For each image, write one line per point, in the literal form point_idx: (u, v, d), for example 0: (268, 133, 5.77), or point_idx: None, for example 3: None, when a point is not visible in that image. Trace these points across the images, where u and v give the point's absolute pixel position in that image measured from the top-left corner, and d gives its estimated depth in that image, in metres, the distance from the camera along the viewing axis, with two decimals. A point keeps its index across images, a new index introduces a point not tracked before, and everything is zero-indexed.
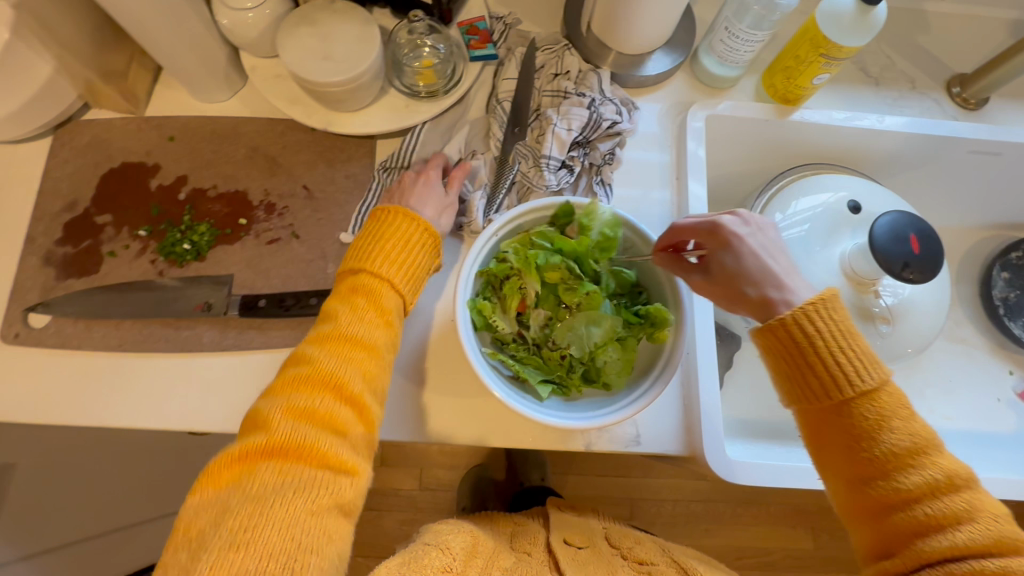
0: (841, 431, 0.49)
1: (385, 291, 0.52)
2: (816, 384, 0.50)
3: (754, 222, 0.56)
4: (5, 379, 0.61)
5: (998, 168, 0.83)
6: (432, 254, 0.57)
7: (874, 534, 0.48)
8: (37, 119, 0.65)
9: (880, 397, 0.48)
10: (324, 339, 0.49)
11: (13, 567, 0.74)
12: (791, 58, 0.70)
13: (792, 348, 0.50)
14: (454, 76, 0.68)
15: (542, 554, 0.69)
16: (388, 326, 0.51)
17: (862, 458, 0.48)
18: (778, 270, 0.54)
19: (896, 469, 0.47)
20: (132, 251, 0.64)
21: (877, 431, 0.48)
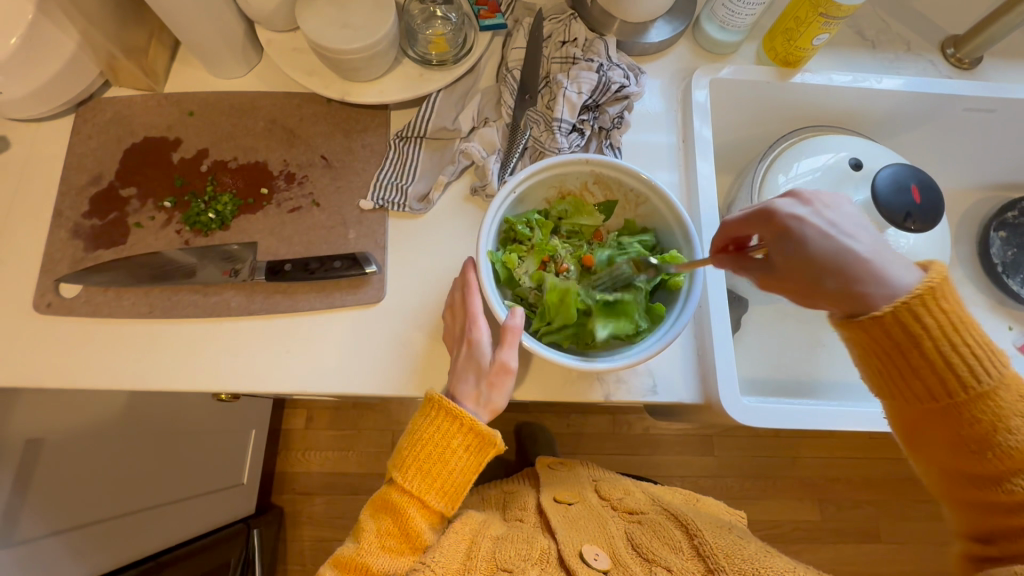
0: (947, 429, 0.47)
1: (417, 515, 0.55)
2: (922, 384, 0.47)
3: (819, 200, 0.50)
4: (39, 348, 0.62)
5: (992, 126, 0.86)
6: (477, 456, 0.55)
7: (972, 523, 0.47)
8: (62, 97, 0.67)
9: (999, 396, 0.45)
10: (343, 567, 0.54)
11: (44, 543, 0.74)
12: (791, 20, 0.72)
13: (891, 346, 0.47)
14: (465, 44, 0.70)
15: (534, 517, 0.67)
16: (414, 552, 0.54)
17: (970, 458, 0.46)
18: (863, 254, 0.48)
19: (1011, 471, 0.45)
20: (158, 222, 0.66)
21: (993, 431, 0.45)
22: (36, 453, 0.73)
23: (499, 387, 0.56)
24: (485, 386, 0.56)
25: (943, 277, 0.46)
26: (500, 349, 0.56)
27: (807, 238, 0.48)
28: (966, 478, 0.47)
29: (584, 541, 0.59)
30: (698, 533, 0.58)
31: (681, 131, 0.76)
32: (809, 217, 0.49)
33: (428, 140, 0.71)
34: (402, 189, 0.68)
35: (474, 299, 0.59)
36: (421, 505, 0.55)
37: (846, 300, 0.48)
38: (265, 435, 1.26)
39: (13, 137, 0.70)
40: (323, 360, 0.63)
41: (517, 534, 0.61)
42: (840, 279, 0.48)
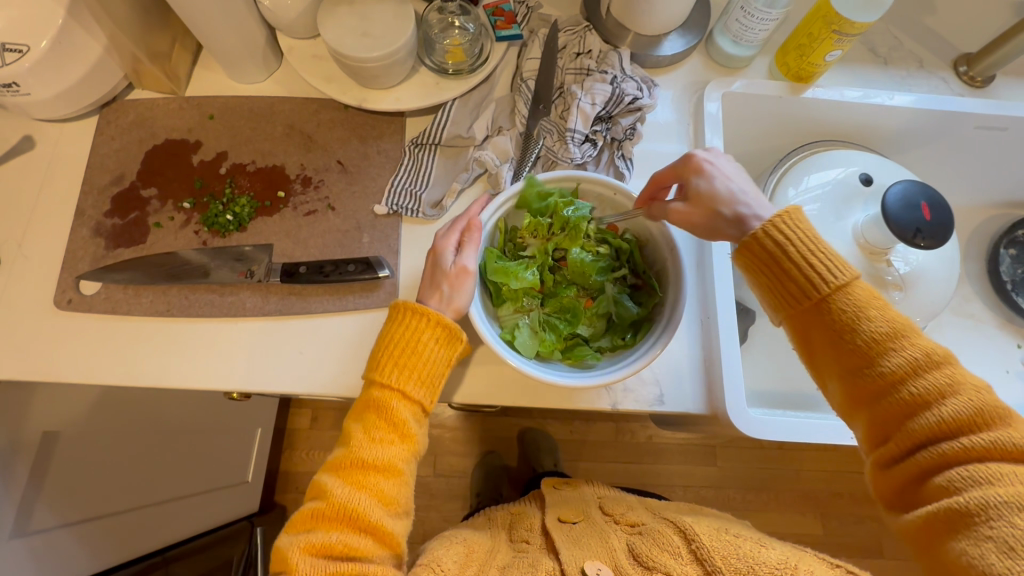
0: (822, 329, 0.51)
1: (401, 405, 0.55)
2: (794, 286, 0.52)
3: (720, 154, 0.60)
4: (57, 343, 0.64)
5: (1004, 144, 0.86)
6: (448, 349, 0.57)
7: (870, 421, 0.49)
8: (87, 98, 0.69)
9: (852, 291, 0.50)
10: (339, 469, 0.53)
11: (54, 534, 0.75)
12: (804, 36, 0.72)
13: (764, 255, 0.53)
14: (481, 54, 0.72)
15: (538, 539, 0.67)
16: (404, 441, 0.54)
17: (846, 351, 0.50)
18: (747, 193, 0.56)
19: (881, 355, 0.48)
20: (178, 222, 0.68)
21: (853, 322, 0.49)
22: (50, 447, 0.75)
23: (460, 288, 0.57)
24: (447, 288, 0.57)
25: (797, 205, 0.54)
26: (461, 255, 0.58)
27: (715, 172, 0.57)
28: (852, 379, 0.50)
29: (587, 557, 0.60)
30: (696, 536, 0.58)
31: (693, 144, 0.77)
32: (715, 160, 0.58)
33: (443, 147, 0.72)
34: (416, 195, 0.69)
35: (460, 221, 0.60)
36: (402, 396, 0.55)
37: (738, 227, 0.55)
38: (270, 433, 1.27)
39: (38, 137, 0.72)
40: (335, 361, 0.64)
41: (521, 561, 0.61)
42: (728, 210, 0.56)
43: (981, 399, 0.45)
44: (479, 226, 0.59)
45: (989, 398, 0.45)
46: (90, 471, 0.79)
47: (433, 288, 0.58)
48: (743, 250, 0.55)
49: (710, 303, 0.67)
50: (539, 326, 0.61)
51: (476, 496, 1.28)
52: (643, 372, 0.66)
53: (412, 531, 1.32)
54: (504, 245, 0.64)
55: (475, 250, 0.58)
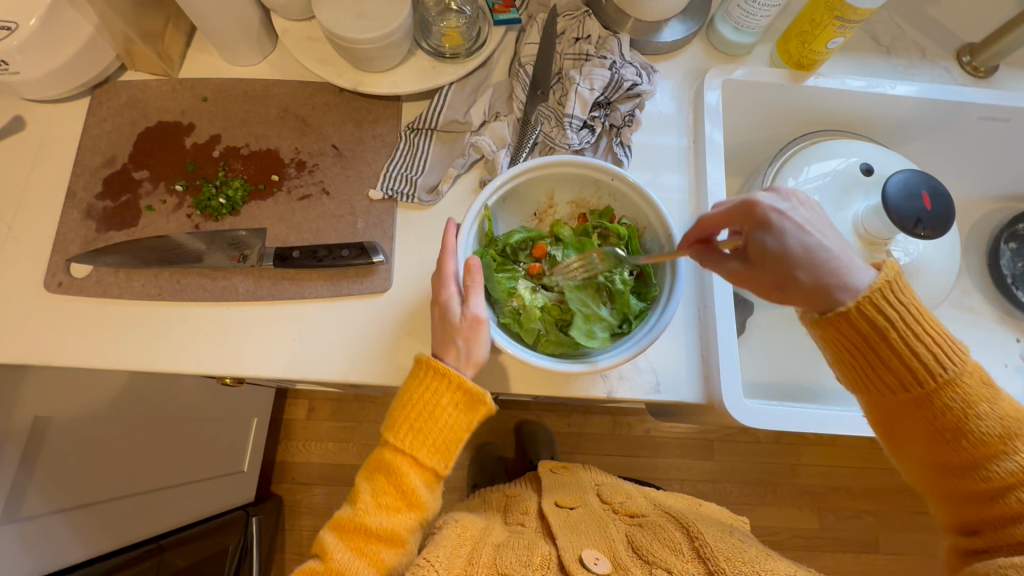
0: (921, 421, 0.47)
1: (411, 472, 0.53)
2: (892, 376, 0.47)
3: (795, 197, 0.50)
4: (47, 326, 0.63)
5: (1007, 135, 0.85)
6: (468, 414, 0.54)
7: (960, 514, 0.47)
8: (78, 79, 0.68)
9: (963, 385, 0.45)
10: (343, 530, 0.53)
11: (46, 520, 0.74)
12: (806, 22, 0.71)
13: (861, 340, 0.47)
14: (478, 39, 0.71)
15: (534, 521, 0.67)
16: (411, 510, 0.53)
17: (947, 448, 0.46)
18: (829, 252, 0.47)
19: (989, 457, 0.45)
20: (170, 205, 0.67)
21: (963, 420, 0.45)
22: (41, 432, 0.74)
23: (476, 340, 0.54)
24: (462, 342, 0.54)
25: (897, 275, 0.48)
26: (467, 305, 0.54)
27: (788, 230, 0.48)
28: (947, 470, 0.47)
29: (584, 545, 0.59)
30: (698, 535, 0.58)
31: (693, 135, 0.75)
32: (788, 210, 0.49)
33: (438, 132, 0.71)
34: (411, 180, 0.68)
35: (450, 262, 0.56)
36: (414, 463, 0.54)
37: (812, 295, 0.48)
38: (266, 423, 1.27)
39: (29, 118, 0.71)
40: (329, 347, 0.63)
41: (517, 540, 0.61)
42: (802, 273, 0.48)
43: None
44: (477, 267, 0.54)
45: None
46: (83, 457, 0.78)
47: (446, 344, 0.55)
48: (824, 323, 0.48)
49: (708, 293, 0.66)
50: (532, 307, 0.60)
51: (472, 487, 1.28)
52: (640, 360, 0.65)
53: None
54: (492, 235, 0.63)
55: (482, 295, 0.55)
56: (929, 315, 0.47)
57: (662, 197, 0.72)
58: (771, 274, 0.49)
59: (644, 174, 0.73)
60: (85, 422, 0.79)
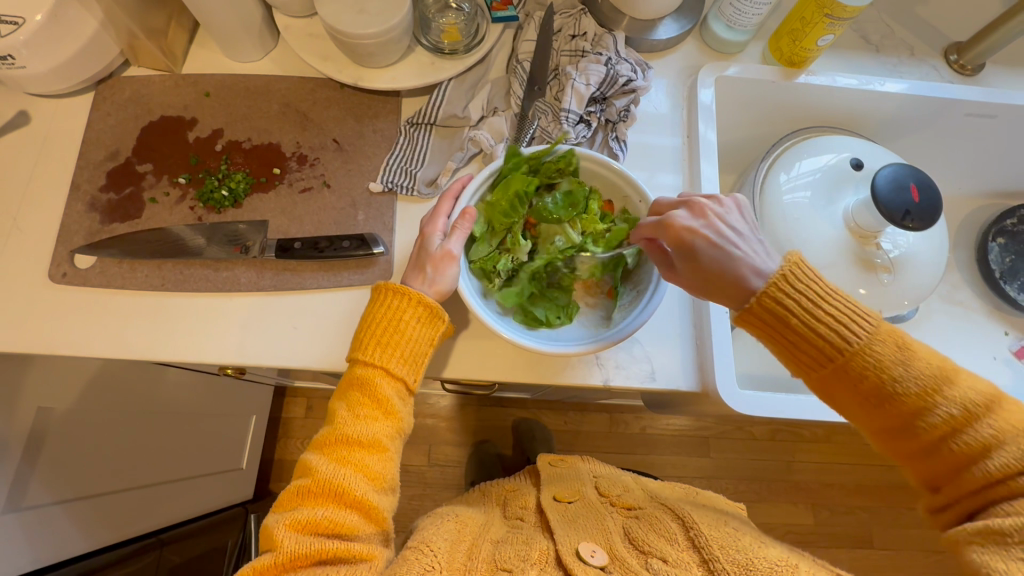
0: (852, 389, 0.48)
1: (384, 382, 0.55)
2: (814, 352, 0.48)
3: (711, 211, 0.54)
4: (52, 317, 0.64)
5: (994, 132, 0.87)
6: (430, 327, 0.57)
7: (920, 468, 0.48)
8: (83, 74, 0.69)
9: (874, 349, 0.46)
10: (324, 446, 0.53)
11: (47, 510, 0.75)
12: (796, 21, 0.73)
13: (775, 322, 0.49)
14: (476, 35, 0.72)
15: (533, 518, 0.68)
16: (387, 416, 0.55)
17: (879, 408, 0.47)
18: (737, 258, 0.51)
19: (919, 415, 0.46)
20: (173, 198, 0.68)
21: (884, 382, 0.46)
22: (44, 425, 0.75)
23: (444, 271, 0.58)
24: (431, 270, 0.58)
25: (799, 262, 0.49)
26: (448, 240, 0.59)
27: (696, 243, 0.52)
28: (891, 430, 0.48)
29: (582, 539, 0.60)
30: (693, 524, 0.59)
31: (687, 129, 0.77)
32: (699, 226, 0.53)
33: (438, 127, 0.72)
34: (411, 173, 0.69)
35: (445, 205, 0.62)
36: (385, 373, 0.55)
37: (732, 295, 0.52)
38: (265, 420, 1.27)
39: (33, 112, 0.72)
40: (329, 336, 0.64)
41: (516, 535, 0.62)
42: (716, 276, 0.52)
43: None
44: (473, 213, 0.59)
45: None
46: (85, 448, 0.79)
47: (415, 272, 0.59)
48: (749, 317, 0.50)
49: None
50: (505, 246, 0.63)
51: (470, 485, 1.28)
52: (635, 349, 0.66)
53: (405, 518, 1.32)
54: (536, 158, 0.62)
55: (464, 234, 0.59)
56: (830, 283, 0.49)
57: (657, 190, 0.74)
58: (694, 280, 0.54)
59: (640, 169, 0.75)
60: (89, 414, 0.80)
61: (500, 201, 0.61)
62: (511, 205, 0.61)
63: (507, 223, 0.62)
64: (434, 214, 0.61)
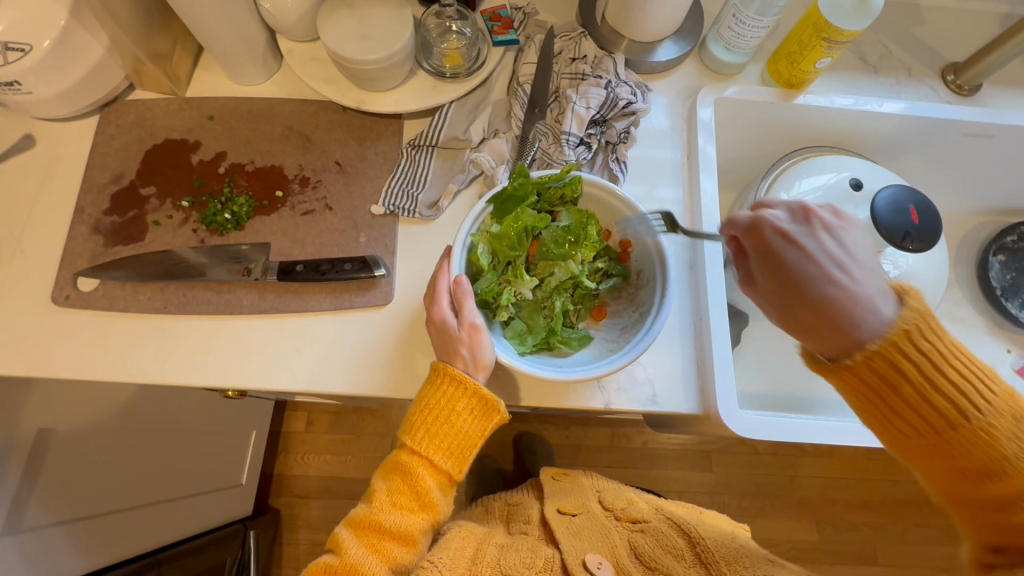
0: (947, 460, 0.42)
1: (425, 473, 0.55)
2: (916, 417, 0.43)
3: (821, 221, 0.49)
4: (54, 339, 0.64)
5: (992, 152, 0.87)
6: (483, 421, 0.56)
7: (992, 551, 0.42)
8: (88, 98, 0.70)
9: (994, 424, 0.41)
10: (357, 526, 0.55)
11: (47, 532, 0.74)
12: (795, 43, 0.74)
13: (880, 377, 0.43)
14: (477, 59, 0.73)
15: (537, 530, 0.67)
16: (424, 510, 0.55)
17: (975, 483, 0.41)
18: (831, 275, 0.47)
19: (1021, 498, 0.40)
20: (176, 220, 0.68)
21: (993, 460, 0.40)
22: (44, 445, 0.74)
23: (480, 346, 0.56)
24: (466, 351, 0.56)
25: (919, 308, 0.43)
26: (462, 315, 0.56)
27: (787, 254, 0.49)
28: (975, 505, 0.42)
29: (588, 550, 0.60)
30: (700, 541, 0.59)
31: (686, 148, 0.77)
32: (797, 233, 0.49)
33: (439, 149, 0.73)
34: (413, 196, 0.70)
35: (443, 279, 0.59)
36: (429, 465, 0.56)
37: (812, 315, 0.47)
38: (265, 436, 1.27)
39: (39, 136, 0.72)
40: (330, 358, 0.64)
41: (522, 543, 0.63)
42: (800, 289, 0.48)
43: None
44: (463, 283, 0.57)
45: None
46: (85, 468, 0.79)
47: (449, 354, 0.57)
48: (840, 367, 0.45)
49: (703, 304, 0.68)
50: (508, 276, 0.62)
51: (470, 500, 1.27)
52: (636, 371, 0.66)
53: None
54: (539, 184, 0.62)
55: (473, 304, 0.57)
56: (967, 351, 0.42)
57: (658, 206, 0.74)
58: (774, 288, 0.50)
59: (640, 190, 0.75)
60: (89, 433, 0.80)
61: (508, 232, 0.60)
62: (515, 237, 0.60)
63: (509, 253, 0.61)
64: (433, 293, 0.59)
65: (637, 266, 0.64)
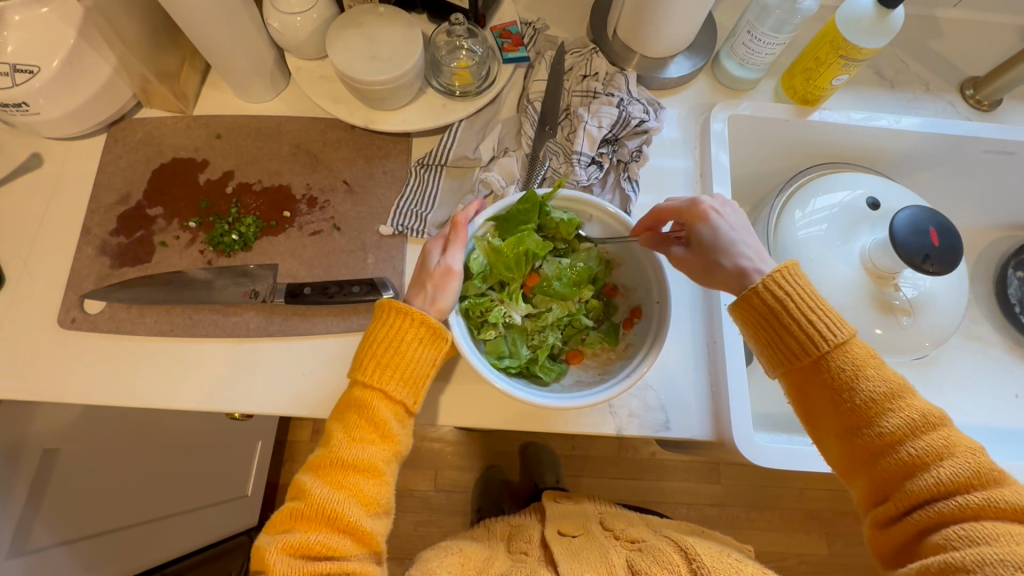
0: (821, 385, 0.51)
1: (382, 405, 0.54)
2: (792, 343, 0.52)
3: (732, 205, 0.60)
4: (60, 362, 0.63)
5: (1012, 168, 0.86)
6: (433, 349, 0.56)
7: (868, 480, 0.49)
8: (96, 117, 0.70)
9: (850, 348, 0.50)
10: (317, 468, 0.52)
11: (51, 552, 0.74)
12: (811, 60, 0.72)
13: (761, 307, 0.53)
14: (487, 77, 0.73)
15: (537, 550, 0.66)
16: (385, 441, 0.53)
17: (845, 409, 0.49)
18: (751, 246, 0.56)
19: (878, 416, 0.48)
20: (183, 242, 0.68)
21: (853, 380, 0.49)
22: (49, 465, 0.74)
23: (444, 289, 0.56)
24: (431, 288, 0.57)
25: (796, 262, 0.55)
26: (445, 253, 0.57)
27: (719, 223, 0.57)
28: (850, 435, 0.50)
29: (584, 570, 0.58)
30: (697, 557, 0.56)
31: (698, 158, 0.76)
32: (722, 210, 0.58)
33: (448, 167, 0.72)
34: (422, 217, 0.68)
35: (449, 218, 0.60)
36: (383, 396, 0.54)
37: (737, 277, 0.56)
38: (271, 447, 1.27)
39: (46, 154, 0.72)
40: (336, 382, 0.63)
41: (520, 569, 0.60)
42: (729, 257, 0.56)
43: (978, 462, 0.45)
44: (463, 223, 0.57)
45: (986, 462, 0.45)
46: (90, 487, 0.79)
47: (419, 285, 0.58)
48: (741, 304, 0.54)
49: (717, 327, 0.67)
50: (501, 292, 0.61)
51: (476, 512, 1.26)
52: (648, 397, 0.65)
53: (410, 547, 1.30)
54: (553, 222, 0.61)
55: (461, 250, 0.57)
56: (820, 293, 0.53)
57: None
58: (702, 258, 0.58)
59: (651, 210, 0.74)
60: (95, 452, 0.80)
61: (507, 252, 0.59)
62: (513, 262, 0.59)
63: (505, 272, 0.59)
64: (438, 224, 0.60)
65: (630, 339, 0.62)
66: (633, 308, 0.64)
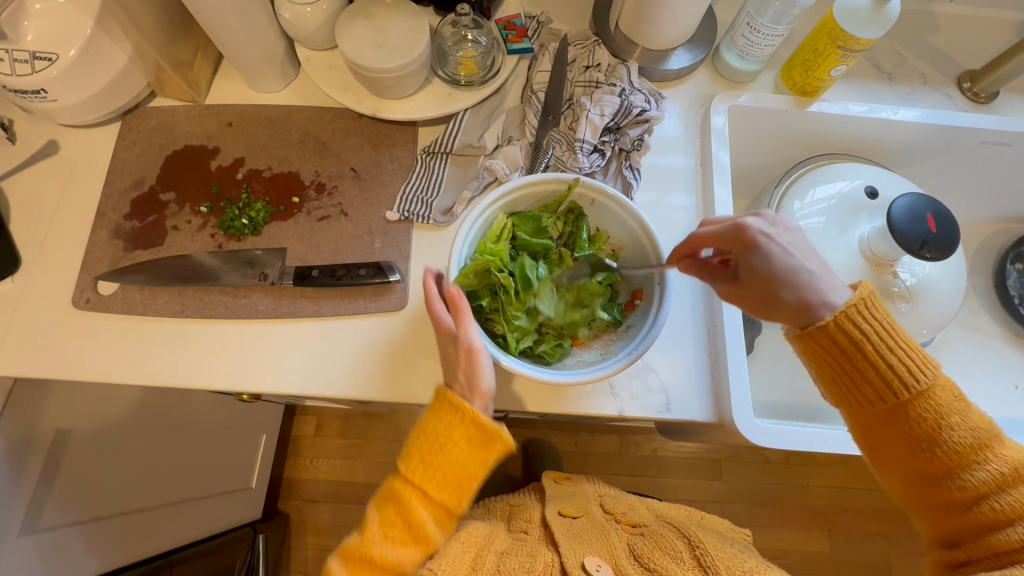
0: (899, 431, 0.49)
1: (420, 505, 0.50)
2: (869, 388, 0.49)
3: (783, 220, 0.53)
4: (74, 342, 0.65)
5: (1009, 160, 0.87)
6: (483, 451, 0.51)
7: (941, 524, 0.49)
8: (111, 105, 0.72)
9: (934, 395, 0.48)
10: (347, 558, 0.50)
11: (62, 532, 0.75)
12: (809, 51, 0.74)
13: (837, 350, 0.49)
14: (492, 66, 0.74)
15: (537, 530, 0.67)
16: (419, 544, 0.50)
17: (923, 457, 0.48)
18: (812, 272, 0.50)
19: (961, 466, 0.47)
20: (194, 226, 0.69)
21: (937, 429, 0.47)
22: (61, 446, 0.75)
23: (476, 371, 0.52)
24: (463, 377, 0.52)
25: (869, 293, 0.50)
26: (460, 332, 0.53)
27: (771, 252, 0.51)
28: (925, 478, 0.49)
29: (587, 553, 0.59)
30: (699, 545, 0.58)
31: (699, 156, 0.77)
32: (773, 232, 0.52)
33: (454, 155, 0.73)
34: (427, 203, 0.70)
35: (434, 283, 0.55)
36: (423, 495, 0.50)
37: (795, 312, 0.51)
38: (276, 439, 1.28)
39: (62, 142, 0.74)
40: (342, 363, 0.65)
41: (521, 548, 0.60)
42: (786, 290, 0.50)
43: None
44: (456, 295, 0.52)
45: None
46: (99, 470, 0.80)
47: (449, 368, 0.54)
48: (807, 338, 0.51)
49: (717, 312, 0.68)
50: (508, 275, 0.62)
51: None
52: (649, 379, 0.66)
53: None
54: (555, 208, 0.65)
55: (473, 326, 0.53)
56: (903, 329, 0.49)
57: (669, 212, 0.74)
58: (758, 291, 0.53)
59: (652, 198, 0.75)
60: (106, 435, 0.81)
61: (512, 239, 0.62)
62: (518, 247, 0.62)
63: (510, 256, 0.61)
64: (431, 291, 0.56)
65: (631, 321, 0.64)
66: (633, 291, 0.66)
